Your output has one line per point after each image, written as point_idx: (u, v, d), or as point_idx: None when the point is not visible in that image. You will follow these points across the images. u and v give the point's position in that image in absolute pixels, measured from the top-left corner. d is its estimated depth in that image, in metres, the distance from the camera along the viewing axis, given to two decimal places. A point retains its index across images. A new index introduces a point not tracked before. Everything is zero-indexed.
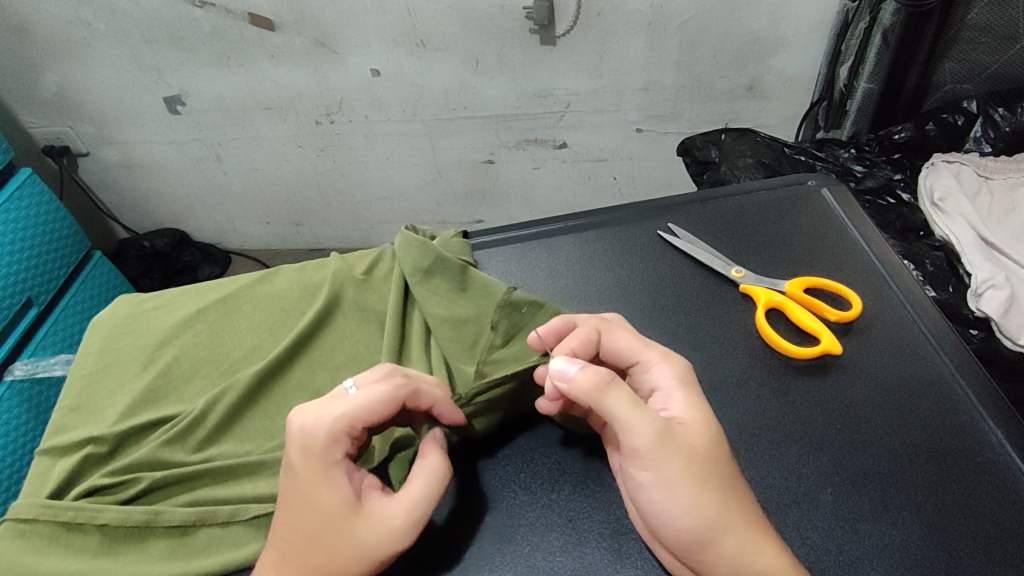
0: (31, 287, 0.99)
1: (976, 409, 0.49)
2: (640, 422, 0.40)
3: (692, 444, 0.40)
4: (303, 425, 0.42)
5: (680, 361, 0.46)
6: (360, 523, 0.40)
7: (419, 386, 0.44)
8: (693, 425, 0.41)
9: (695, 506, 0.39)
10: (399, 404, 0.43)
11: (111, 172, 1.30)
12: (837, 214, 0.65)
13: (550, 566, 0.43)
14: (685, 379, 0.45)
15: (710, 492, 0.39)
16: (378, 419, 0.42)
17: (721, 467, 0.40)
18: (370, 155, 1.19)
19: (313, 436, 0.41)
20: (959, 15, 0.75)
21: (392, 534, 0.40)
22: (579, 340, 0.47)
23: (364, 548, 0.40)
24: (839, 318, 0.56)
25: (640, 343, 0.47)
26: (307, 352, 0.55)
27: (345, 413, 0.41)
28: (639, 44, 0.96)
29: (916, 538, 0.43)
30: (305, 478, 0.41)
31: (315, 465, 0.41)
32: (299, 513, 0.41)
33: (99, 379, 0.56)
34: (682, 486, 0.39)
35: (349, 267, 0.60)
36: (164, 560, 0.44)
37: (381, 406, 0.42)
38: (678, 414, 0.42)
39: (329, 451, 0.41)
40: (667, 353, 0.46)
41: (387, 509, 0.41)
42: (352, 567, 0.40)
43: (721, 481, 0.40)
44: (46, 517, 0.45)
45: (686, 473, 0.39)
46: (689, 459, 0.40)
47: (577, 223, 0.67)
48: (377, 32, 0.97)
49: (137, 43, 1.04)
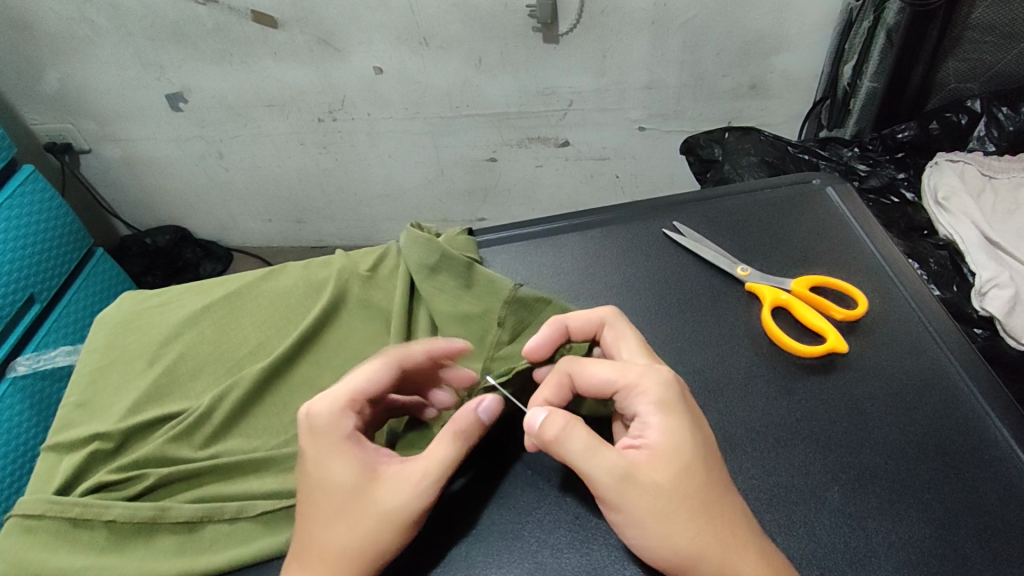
0: (34, 283, 0.99)
1: (982, 406, 0.50)
2: (597, 469, 0.38)
3: (659, 479, 0.38)
4: (308, 409, 0.43)
5: (659, 381, 0.42)
6: (379, 489, 0.40)
7: (410, 346, 0.46)
8: (665, 455, 0.39)
9: (666, 539, 0.38)
10: (395, 364, 0.45)
11: (112, 169, 1.30)
12: (841, 212, 0.65)
13: (558, 563, 0.43)
14: (665, 402, 0.41)
15: (683, 525, 0.38)
16: (378, 387, 0.44)
17: (694, 497, 0.38)
18: (373, 153, 1.18)
19: (318, 415, 0.42)
20: (962, 15, 0.75)
21: (418, 489, 0.40)
22: (551, 387, 0.45)
23: (388, 511, 0.40)
24: (846, 315, 0.55)
25: (616, 367, 0.43)
26: (313, 349, 0.55)
27: (349, 385, 0.43)
28: (642, 42, 0.96)
29: (923, 537, 0.43)
30: (317, 455, 0.41)
31: (326, 440, 0.41)
32: (316, 492, 0.41)
33: (104, 376, 0.56)
34: (650, 523, 0.38)
35: (354, 264, 0.59)
36: (171, 556, 0.44)
37: (379, 371, 0.44)
38: (651, 443, 0.40)
39: (336, 425, 0.42)
40: (647, 372, 0.42)
41: (408, 468, 0.41)
42: (379, 534, 0.40)
43: (694, 511, 0.38)
44: (52, 514, 0.45)
45: (654, 509, 0.38)
46: (655, 497, 0.38)
47: (582, 221, 0.67)
48: (380, 30, 0.97)
49: (139, 39, 1.04)
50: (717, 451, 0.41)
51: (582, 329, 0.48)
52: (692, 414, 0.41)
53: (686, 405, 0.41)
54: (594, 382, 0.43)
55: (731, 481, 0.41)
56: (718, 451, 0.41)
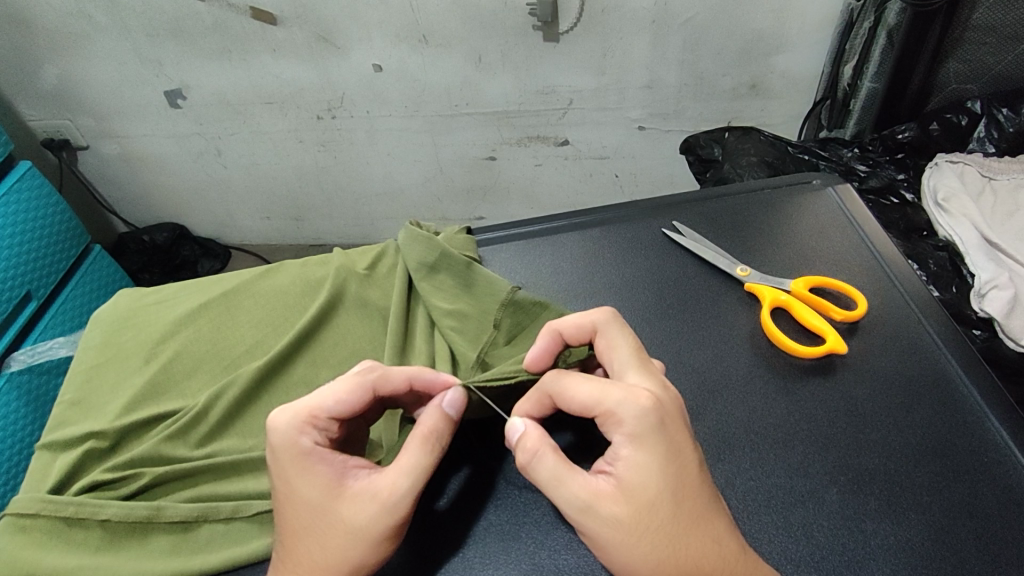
0: (31, 280, 0.99)
1: (981, 409, 0.49)
2: (561, 495, 0.39)
3: (619, 512, 0.38)
4: (268, 422, 0.42)
5: (634, 410, 0.39)
6: (346, 505, 0.40)
7: (388, 369, 0.43)
8: (628, 489, 0.38)
9: (624, 565, 0.38)
10: (368, 389, 0.42)
11: (110, 165, 1.29)
12: (843, 213, 0.65)
13: (555, 564, 0.42)
14: (639, 432, 0.39)
15: (643, 557, 0.38)
16: (347, 408, 0.42)
17: (657, 530, 0.38)
18: (373, 151, 1.18)
19: (277, 433, 0.41)
20: (964, 16, 0.74)
21: (385, 505, 0.40)
22: (534, 402, 0.44)
23: (357, 528, 0.39)
24: (845, 317, 0.55)
25: (595, 390, 0.40)
26: (310, 347, 0.54)
27: (307, 401, 0.42)
28: (643, 41, 0.95)
29: (922, 540, 0.43)
30: (282, 472, 0.41)
31: (288, 457, 0.40)
32: (285, 508, 0.41)
33: (100, 374, 0.56)
34: (608, 551, 0.39)
35: (352, 262, 0.59)
36: (166, 555, 0.44)
37: (348, 394, 0.42)
38: (619, 474, 0.39)
39: (292, 442, 0.41)
40: (623, 400, 0.39)
41: (375, 483, 0.40)
42: (351, 551, 0.40)
43: (654, 545, 0.38)
44: (46, 513, 0.44)
45: (612, 540, 0.38)
46: (614, 531, 0.38)
47: (582, 220, 0.67)
48: (380, 27, 0.97)
49: (137, 35, 1.03)
50: (697, 479, 0.39)
51: (575, 336, 0.46)
52: (671, 445, 0.39)
53: (664, 436, 0.39)
54: (572, 403, 0.41)
55: (714, 505, 0.39)
56: (699, 477, 0.39)
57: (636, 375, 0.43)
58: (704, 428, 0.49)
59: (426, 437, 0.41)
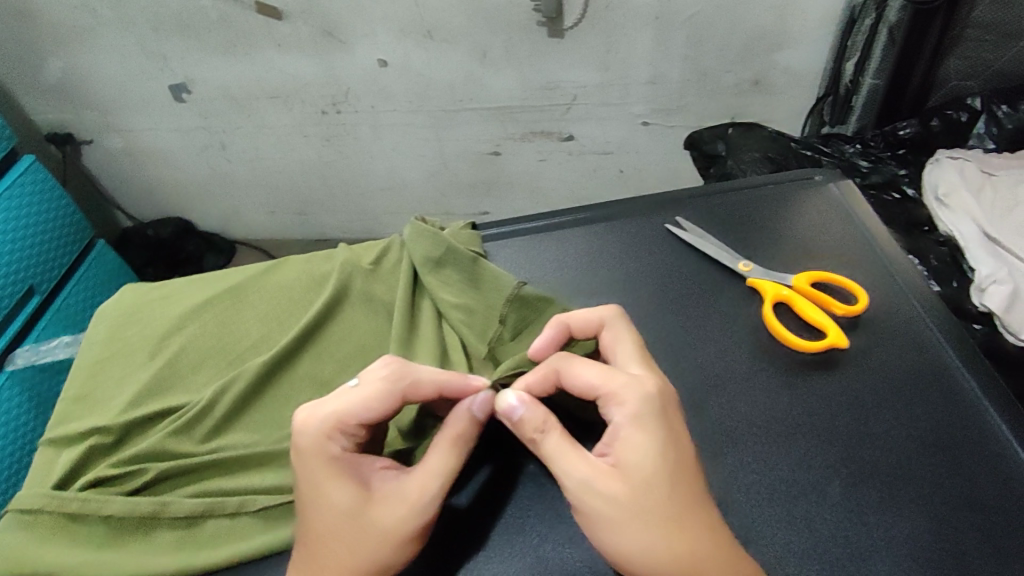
0: (32, 275, 0.99)
1: (982, 401, 0.50)
2: (561, 471, 0.40)
3: (615, 492, 0.38)
4: (296, 427, 0.42)
5: (637, 393, 0.40)
6: (374, 508, 0.41)
7: (419, 374, 0.43)
8: (627, 469, 0.39)
9: (619, 547, 0.38)
10: (398, 396, 0.43)
11: (114, 159, 1.29)
12: (845, 209, 0.66)
13: (561, 557, 0.43)
14: (642, 416, 0.40)
15: (637, 538, 0.38)
16: (376, 414, 0.42)
17: (652, 511, 0.38)
18: (377, 146, 1.18)
19: (306, 438, 0.41)
20: (963, 14, 0.75)
21: (413, 506, 0.41)
22: (537, 377, 0.44)
23: (384, 529, 0.40)
24: (845, 313, 0.56)
25: (599, 373, 0.42)
26: (317, 342, 0.55)
27: (339, 407, 0.42)
28: (647, 36, 0.95)
29: (924, 531, 0.44)
30: (309, 477, 0.41)
31: (315, 462, 0.41)
32: (309, 511, 0.41)
33: (106, 369, 0.56)
34: (601, 533, 0.38)
35: (357, 257, 0.59)
36: (170, 552, 0.45)
37: (377, 401, 0.42)
38: (618, 456, 0.40)
39: (321, 448, 0.41)
40: (626, 384, 0.41)
41: (404, 485, 0.41)
42: (377, 552, 0.40)
43: (649, 526, 0.38)
44: (51, 508, 0.45)
45: (607, 519, 0.38)
46: (610, 509, 0.38)
47: (587, 216, 0.67)
48: (385, 22, 0.97)
49: (142, 30, 1.03)
50: (693, 467, 0.40)
51: (582, 328, 0.47)
52: (670, 431, 0.40)
53: (665, 422, 0.40)
54: (576, 386, 0.43)
55: (707, 494, 0.40)
56: (693, 465, 0.40)
57: (638, 367, 0.44)
58: (708, 420, 0.50)
59: (453, 441, 0.42)
